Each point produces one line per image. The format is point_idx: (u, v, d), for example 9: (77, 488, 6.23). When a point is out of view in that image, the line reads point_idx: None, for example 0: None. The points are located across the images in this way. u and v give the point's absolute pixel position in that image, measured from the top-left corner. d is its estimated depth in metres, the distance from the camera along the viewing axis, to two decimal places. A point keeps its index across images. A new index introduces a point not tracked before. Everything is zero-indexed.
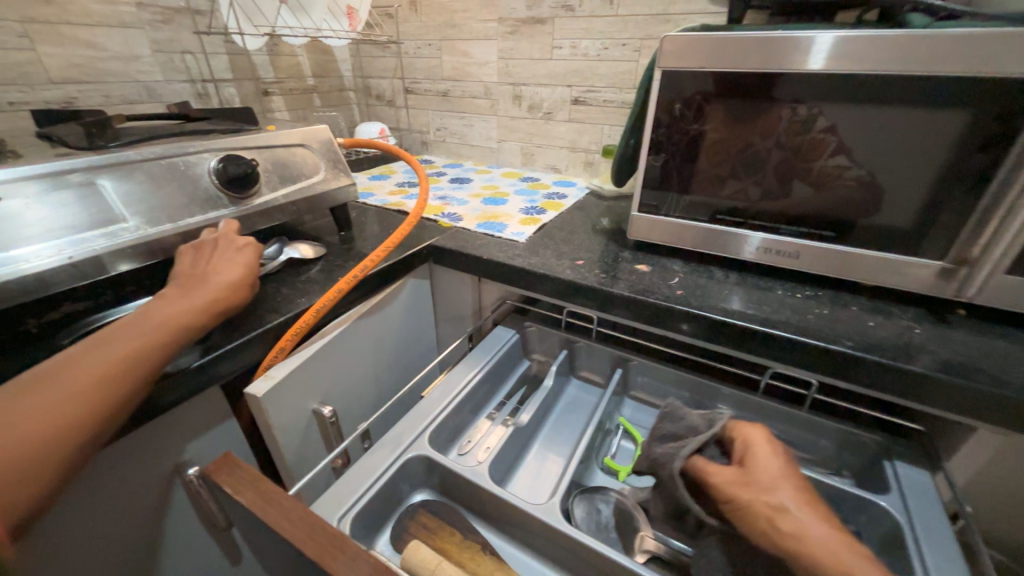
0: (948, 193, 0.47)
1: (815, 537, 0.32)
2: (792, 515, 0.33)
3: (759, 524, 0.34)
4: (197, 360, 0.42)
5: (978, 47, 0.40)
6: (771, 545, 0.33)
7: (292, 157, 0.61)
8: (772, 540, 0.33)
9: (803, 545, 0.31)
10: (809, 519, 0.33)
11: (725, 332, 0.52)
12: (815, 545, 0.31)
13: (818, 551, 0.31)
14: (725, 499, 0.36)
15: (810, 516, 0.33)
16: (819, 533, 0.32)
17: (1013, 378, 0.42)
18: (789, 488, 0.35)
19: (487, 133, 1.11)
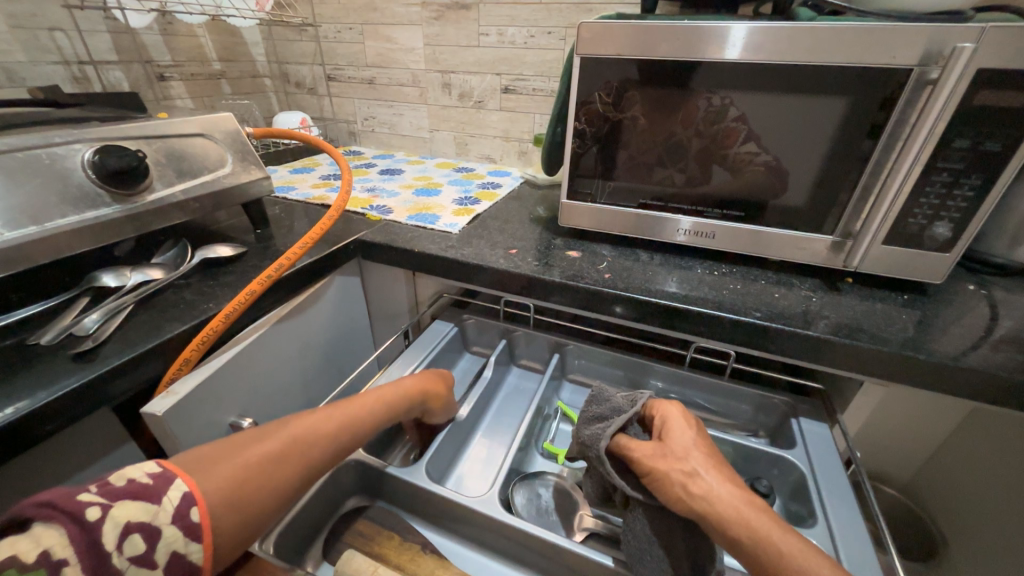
0: (834, 173, 0.52)
1: (717, 495, 0.34)
2: (702, 478, 0.35)
3: (674, 491, 0.36)
4: (79, 382, 0.37)
5: (858, 41, 0.44)
6: (685, 510, 0.35)
7: (189, 148, 0.55)
8: (686, 505, 0.35)
9: (710, 505, 0.34)
10: (716, 481, 0.35)
11: (652, 311, 0.54)
12: (723, 504, 0.33)
13: (723, 509, 0.33)
14: (645, 472, 0.38)
15: (712, 475, 0.35)
16: (717, 489, 0.34)
17: (890, 336, 0.48)
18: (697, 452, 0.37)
19: (418, 122, 1.07)
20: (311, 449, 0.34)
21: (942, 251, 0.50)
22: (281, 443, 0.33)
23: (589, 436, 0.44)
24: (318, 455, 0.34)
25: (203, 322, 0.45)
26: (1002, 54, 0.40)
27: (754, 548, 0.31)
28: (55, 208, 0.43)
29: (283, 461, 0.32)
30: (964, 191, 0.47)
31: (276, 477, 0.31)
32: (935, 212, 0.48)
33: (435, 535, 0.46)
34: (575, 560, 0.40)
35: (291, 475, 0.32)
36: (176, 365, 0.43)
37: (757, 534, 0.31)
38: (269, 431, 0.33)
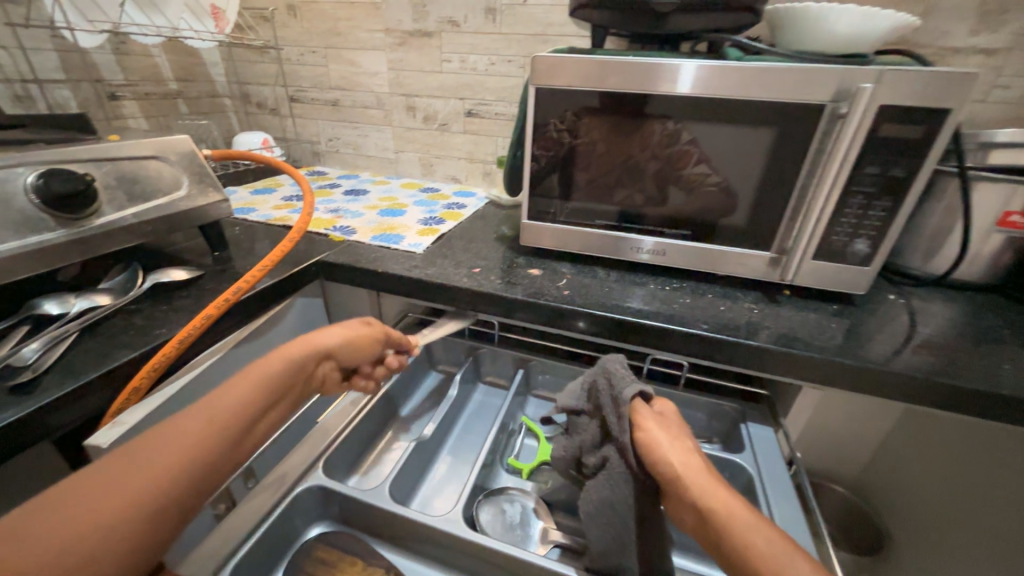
0: (767, 195, 0.57)
1: (702, 473, 0.37)
2: (691, 455, 0.39)
3: (666, 454, 0.39)
4: (15, 416, 0.35)
5: (780, 79, 0.49)
6: (672, 470, 0.38)
7: (142, 171, 0.54)
8: (673, 468, 0.38)
9: (694, 475, 0.37)
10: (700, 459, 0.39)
11: (609, 325, 0.57)
12: (706, 477, 0.37)
13: (706, 481, 0.36)
14: (644, 431, 0.41)
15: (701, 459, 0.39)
16: (703, 469, 0.38)
17: (822, 344, 0.53)
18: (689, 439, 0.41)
19: (383, 144, 1.08)
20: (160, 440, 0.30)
21: (864, 265, 0.55)
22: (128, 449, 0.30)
23: (620, 376, 0.45)
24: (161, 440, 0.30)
25: (154, 348, 0.44)
26: (898, 93, 0.46)
27: (723, 514, 0.34)
28: None
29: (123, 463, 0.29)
30: (877, 211, 0.52)
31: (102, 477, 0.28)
32: (855, 230, 0.54)
33: (400, 558, 0.46)
34: (539, 573, 0.41)
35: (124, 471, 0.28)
36: (124, 395, 0.41)
37: (729, 504, 0.34)
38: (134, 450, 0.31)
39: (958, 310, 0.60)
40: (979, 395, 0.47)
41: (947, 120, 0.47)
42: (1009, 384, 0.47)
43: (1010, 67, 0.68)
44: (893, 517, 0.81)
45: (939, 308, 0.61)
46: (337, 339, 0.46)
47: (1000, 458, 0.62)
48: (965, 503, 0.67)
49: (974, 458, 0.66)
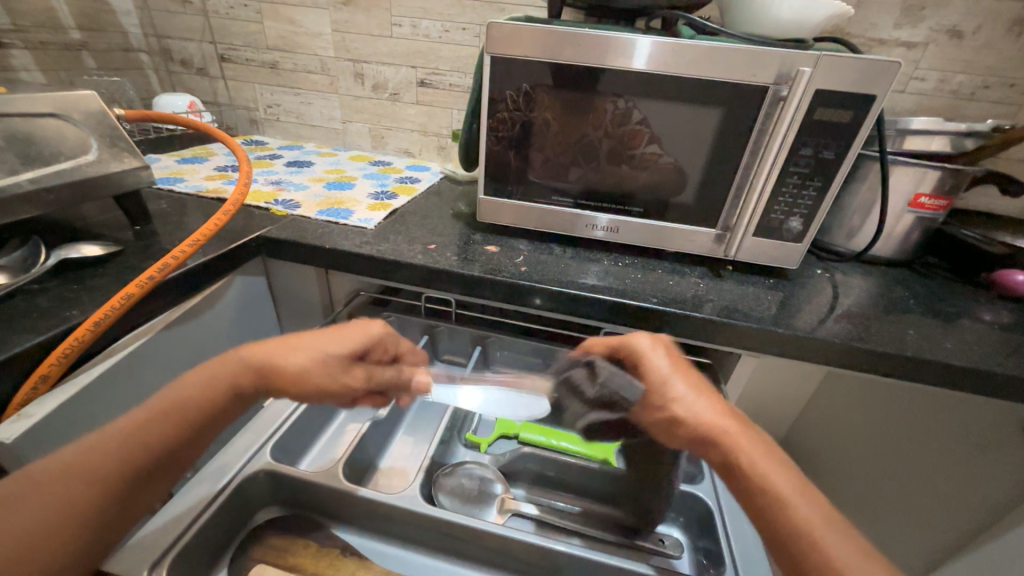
0: (715, 174, 0.59)
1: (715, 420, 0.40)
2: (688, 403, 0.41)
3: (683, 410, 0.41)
4: None
5: (727, 58, 0.51)
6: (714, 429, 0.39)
7: (38, 130, 0.47)
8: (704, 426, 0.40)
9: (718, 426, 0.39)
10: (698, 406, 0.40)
11: (566, 301, 0.58)
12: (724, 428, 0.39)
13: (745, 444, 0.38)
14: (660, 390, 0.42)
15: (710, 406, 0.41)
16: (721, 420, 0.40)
17: (758, 315, 0.57)
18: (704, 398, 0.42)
19: (328, 112, 1.01)
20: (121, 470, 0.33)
21: (796, 242, 0.59)
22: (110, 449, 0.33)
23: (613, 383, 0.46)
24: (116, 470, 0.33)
25: (66, 332, 0.39)
26: (833, 79, 0.50)
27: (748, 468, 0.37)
28: None
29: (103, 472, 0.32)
30: (811, 190, 0.56)
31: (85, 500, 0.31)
32: (791, 209, 0.57)
33: (356, 537, 0.45)
34: (496, 541, 0.42)
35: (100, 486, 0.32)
36: (28, 386, 0.37)
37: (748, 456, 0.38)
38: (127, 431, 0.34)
39: (873, 283, 0.67)
40: (888, 357, 0.52)
41: (872, 107, 0.50)
42: (912, 347, 0.53)
43: (926, 60, 0.74)
44: (818, 473, 0.89)
45: (858, 282, 0.67)
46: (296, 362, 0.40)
47: (913, 414, 0.68)
48: (883, 458, 0.74)
49: (891, 417, 0.72)
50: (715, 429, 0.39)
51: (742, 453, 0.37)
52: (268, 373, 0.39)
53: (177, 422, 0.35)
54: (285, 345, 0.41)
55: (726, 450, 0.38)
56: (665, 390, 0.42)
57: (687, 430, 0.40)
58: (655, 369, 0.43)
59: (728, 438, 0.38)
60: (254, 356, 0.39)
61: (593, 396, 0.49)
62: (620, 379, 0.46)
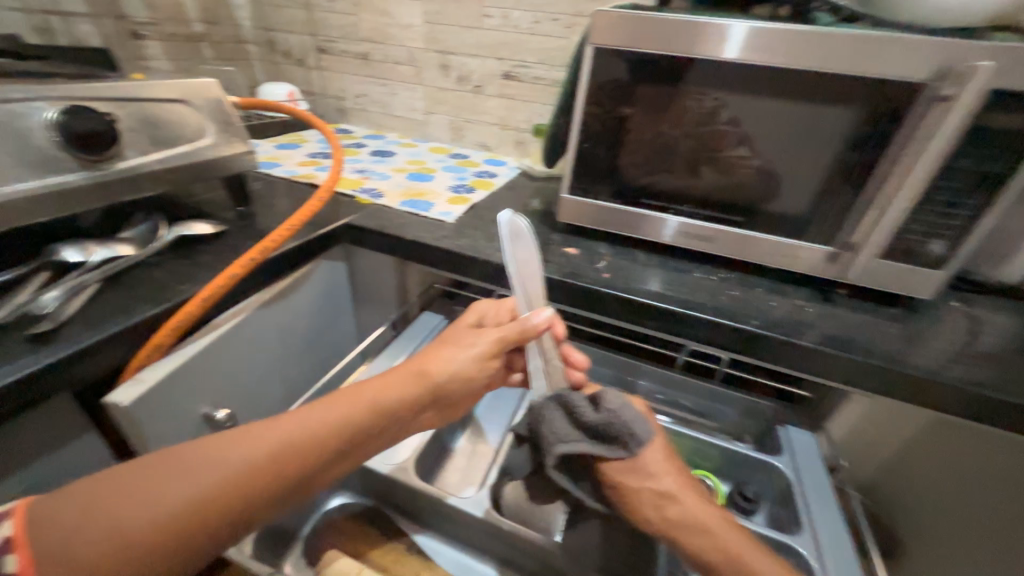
0: (837, 184, 0.52)
1: (699, 509, 0.35)
2: (672, 498, 0.36)
3: (644, 508, 0.36)
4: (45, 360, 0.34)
5: (869, 49, 0.44)
6: (654, 526, 0.36)
7: (165, 114, 0.50)
8: (655, 523, 0.36)
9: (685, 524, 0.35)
10: (686, 499, 0.36)
11: (649, 315, 0.53)
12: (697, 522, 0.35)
13: (703, 535, 0.34)
14: (613, 483, 0.38)
15: (685, 493, 0.36)
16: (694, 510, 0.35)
17: (879, 350, 0.49)
18: (670, 467, 0.38)
19: (412, 104, 1.03)
20: (262, 480, 0.27)
21: (933, 269, 0.51)
22: (268, 448, 0.28)
23: (551, 431, 0.39)
24: (272, 486, 0.28)
25: (176, 305, 0.42)
26: (1015, 76, 0.41)
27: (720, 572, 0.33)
28: (10, 172, 0.40)
29: (265, 474, 0.28)
30: (963, 211, 0.47)
31: (239, 501, 0.27)
32: (932, 230, 0.48)
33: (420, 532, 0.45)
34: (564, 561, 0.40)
35: (263, 489, 0.27)
36: (145, 352, 0.40)
37: (728, 556, 0.33)
38: (275, 424, 0.29)
39: None
40: None
41: None
42: None
43: None
44: None
45: (1007, 320, 0.56)
46: (462, 367, 0.38)
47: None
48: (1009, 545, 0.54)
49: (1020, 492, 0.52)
50: (660, 526, 0.35)
51: (714, 554, 0.33)
52: (424, 378, 0.36)
53: (341, 439, 0.31)
54: (439, 353, 0.39)
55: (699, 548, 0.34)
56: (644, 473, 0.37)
57: (647, 520, 0.36)
58: (649, 451, 0.38)
59: (717, 534, 0.34)
60: (404, 372, 0.36)
61: (592, 425, 0.39)
62: (629, 414, 0.39)
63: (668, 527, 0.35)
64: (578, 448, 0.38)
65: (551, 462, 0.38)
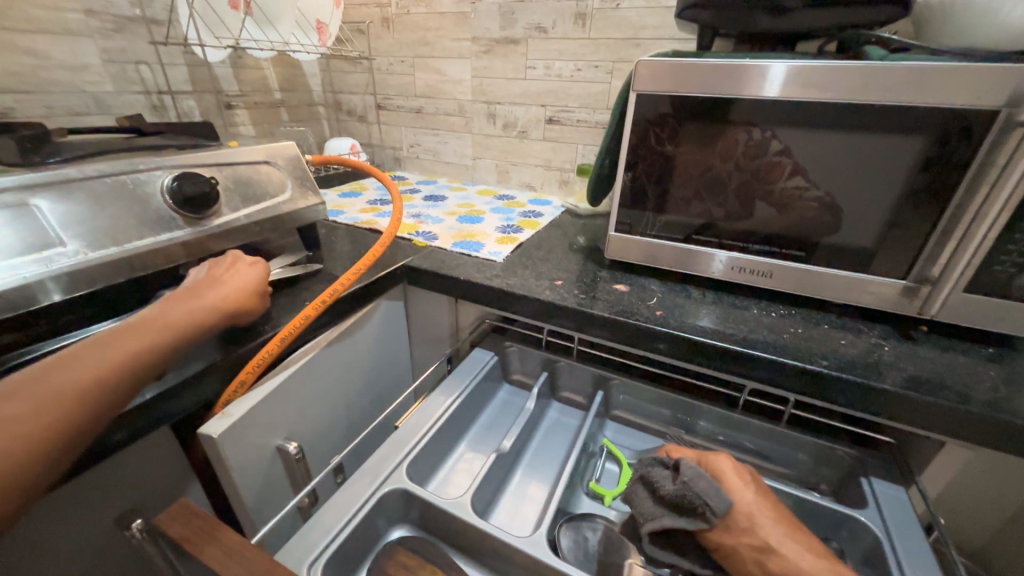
0: (907, 214, 0.49)
1: (807, 563, 0.36)
2: (774, 552, 0.37)
3: (748, 565, 0.38)
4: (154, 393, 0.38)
5: (929, 79, 0.42)
6: None
7: (255, 175, 0.58)
8: None
9: None
10: (791, 552, 0.36)
11: (705, 352, 0.52)
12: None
13: None
14: (713, 545, 0.40)
15: (790, 546, 0.37)
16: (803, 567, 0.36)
17: (976, 394, 0.44)
18: (768, 520, 0.38)
19: (461, 150, 1.10)
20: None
21: None
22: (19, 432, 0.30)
23: (645, 514, 0.42)
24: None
25: (261, 344, 0.46)
26: None
27: None
28: (134, 230, 0.46)
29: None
30: None
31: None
32: None
33: (478, 574, 0.44)
34: None
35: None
36: (232, 387, 0.44)
37: None
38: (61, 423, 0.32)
39: None
40: None
41: None
42: None
43: None
44: None
45: None
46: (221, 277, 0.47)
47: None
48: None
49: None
50: None
51: None
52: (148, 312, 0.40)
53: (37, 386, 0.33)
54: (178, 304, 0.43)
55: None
56: (741, 533, 0.38)
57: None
58: (742, 502, 0.40)
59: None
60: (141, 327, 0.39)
61: (668, 497, 0.42)
62: (704, 482, 0.41)
63: None
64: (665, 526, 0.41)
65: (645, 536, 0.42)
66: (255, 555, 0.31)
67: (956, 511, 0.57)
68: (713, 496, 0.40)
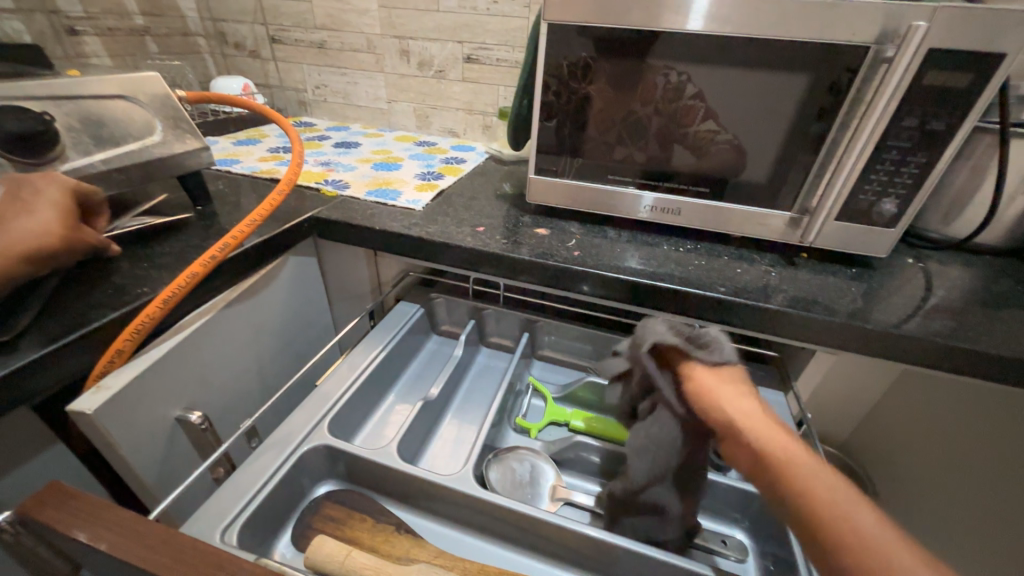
0: (793, 149, 0.53)
1: (758, 415, 0.38)
2: (741, 398, 0.39)
3: (713, 399, 0.39)
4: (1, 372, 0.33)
5: (814, 16, 0.45)
6: (719, 416, 0.39)
7: (109, 113, 0.48)
8: (720, 412, 0.39)
9: (747, 419, 0.37)
10: (753, 406, 0.39)
11: (623, 289, 0.54)
12: (757, 422, 0.37)
13: (760, 428, 0.37)
14: (689, 379, 0.42)
15: (754, 406, 0.39)
16: (760, 417, 0.38)
17: (840, 308, 0.51)
18: (743, 386, 0.41)
19: (374, 92, 1.01)
20: None
21: (887, 227, 0.53)
22: None
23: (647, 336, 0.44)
24: None
25: (138, 309, 0.41)
26: (951, 36, 0.42)
27: (776, 463, 0.34)
28: None
29: None
30: (910, 169, 0.49)
31: None
32: (883, 189, 0.51)
33: (410, 514, 0.46)
34: (552, 530, 0.41)
35: None
36: (107, 358, 0.38)
37: (785, 451, 0.35)
38: None
39: (974, 275, 0.59)
40: (1000, 360, 0.45)
41: (999, 66, 0.42)
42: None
43: None
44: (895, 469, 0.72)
45: (956, 272, 0.59)
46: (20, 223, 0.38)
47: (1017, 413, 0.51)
48: (972, 458, 0.57)
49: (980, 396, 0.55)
50: (729, 418, 0.38)
51: (773, 446, 0.35)
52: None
53: None
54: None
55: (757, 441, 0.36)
56: (721, 380, 0.41)
57: (719, 417, 0.39)
58: (732, 368, 0.42)
59: (781, 440, 0.36)
60: None
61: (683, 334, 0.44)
62: (719, 339, 0.43)
63: (734, 421, 0.38)
64: (666, 345, 0.43)
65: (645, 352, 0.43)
66: (149, 530, 0.29)
67: (825, 409, 0.67)
68: (713, 345, 0.43)
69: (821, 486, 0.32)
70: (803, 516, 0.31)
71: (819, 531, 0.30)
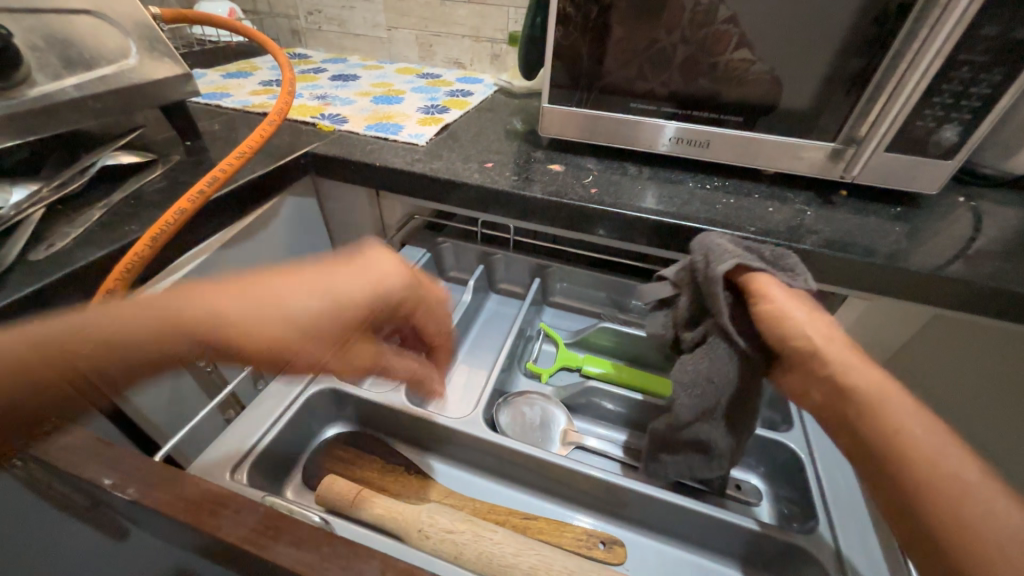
0: (844, 69, 0.46)
1: (837, 338, 0.34)
2: (818, 319, 0.34)
3: (788, 324, 0.34)
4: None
5: None
6: (793, 340, 0.34)
7: (76, 31, 0.44)
8: (796, 336, 0.33)
9: (826, 343, 0.33)
10: (832, 327, 0.34)
11: (641, 230, 0.50)
12: (836, 346, 0.33)
13: (837, 354, 0.33)
14: (759, 302, 0.35)
15: (834, 329, 0.34)
16: (841, 341, 0.33)
17: (880, 249, 0.47)
18: (819, 310, 0.35)
19: (372, 18, 0.92)
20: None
21: (943, 158, 0.47)
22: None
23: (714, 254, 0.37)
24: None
25: (126, 249, 0.38)
26: None
27: (855, 394, 0.31)
28: None
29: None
30: (981, 89, 0.42)
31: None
32: (945, 113, 0.44)
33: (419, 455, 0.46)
34: (563, 472, 0.41)
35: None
36: (99, 297, 0.37)
37: (867, 381, 0.31)
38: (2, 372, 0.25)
39: None
40: None
41: None
42: None
43: None
44: None
45: (1011, 212, 0.54)
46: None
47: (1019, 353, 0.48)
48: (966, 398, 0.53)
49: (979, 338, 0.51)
50: (807, 343, 0.33)
51: (857, 376, 0.32)
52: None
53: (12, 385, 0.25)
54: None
55: (836, 370, 0.32)
56: (800, 303, 0.35)
57: (795, 344, 0.33)
58: (803, 291, 0.36)
59: (858, 367, 0.32)
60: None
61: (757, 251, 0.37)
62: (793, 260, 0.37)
63: (815, 347, 0.33)
64: (737, 268, 0.36)
65: (717, 274, 0.35)
66: (155, 467, 0.29)
67: None
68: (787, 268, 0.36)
69: (902, 422, 0.29)
70: (880, 452, 0.30)
71: (892, 464, 0.29)
